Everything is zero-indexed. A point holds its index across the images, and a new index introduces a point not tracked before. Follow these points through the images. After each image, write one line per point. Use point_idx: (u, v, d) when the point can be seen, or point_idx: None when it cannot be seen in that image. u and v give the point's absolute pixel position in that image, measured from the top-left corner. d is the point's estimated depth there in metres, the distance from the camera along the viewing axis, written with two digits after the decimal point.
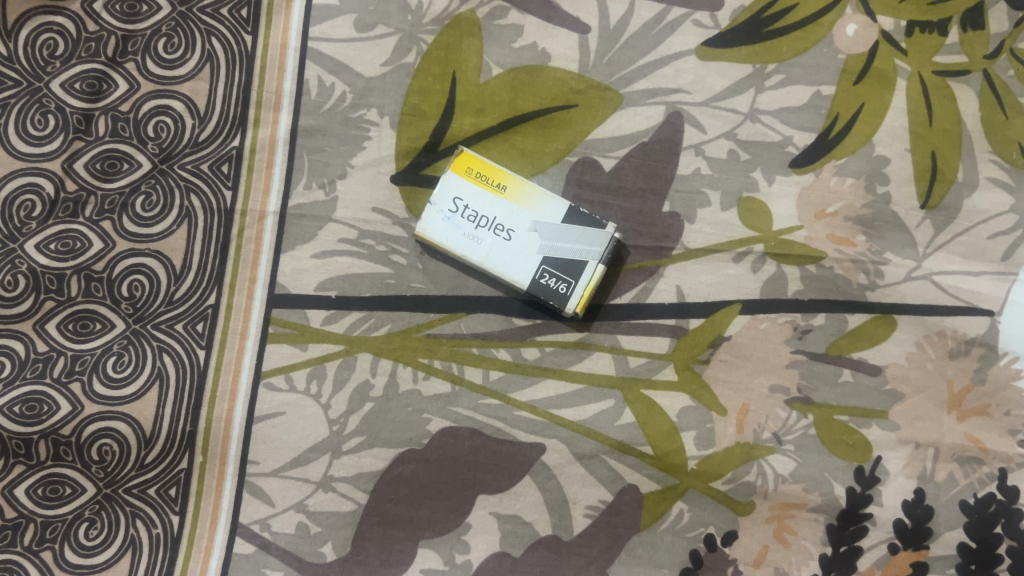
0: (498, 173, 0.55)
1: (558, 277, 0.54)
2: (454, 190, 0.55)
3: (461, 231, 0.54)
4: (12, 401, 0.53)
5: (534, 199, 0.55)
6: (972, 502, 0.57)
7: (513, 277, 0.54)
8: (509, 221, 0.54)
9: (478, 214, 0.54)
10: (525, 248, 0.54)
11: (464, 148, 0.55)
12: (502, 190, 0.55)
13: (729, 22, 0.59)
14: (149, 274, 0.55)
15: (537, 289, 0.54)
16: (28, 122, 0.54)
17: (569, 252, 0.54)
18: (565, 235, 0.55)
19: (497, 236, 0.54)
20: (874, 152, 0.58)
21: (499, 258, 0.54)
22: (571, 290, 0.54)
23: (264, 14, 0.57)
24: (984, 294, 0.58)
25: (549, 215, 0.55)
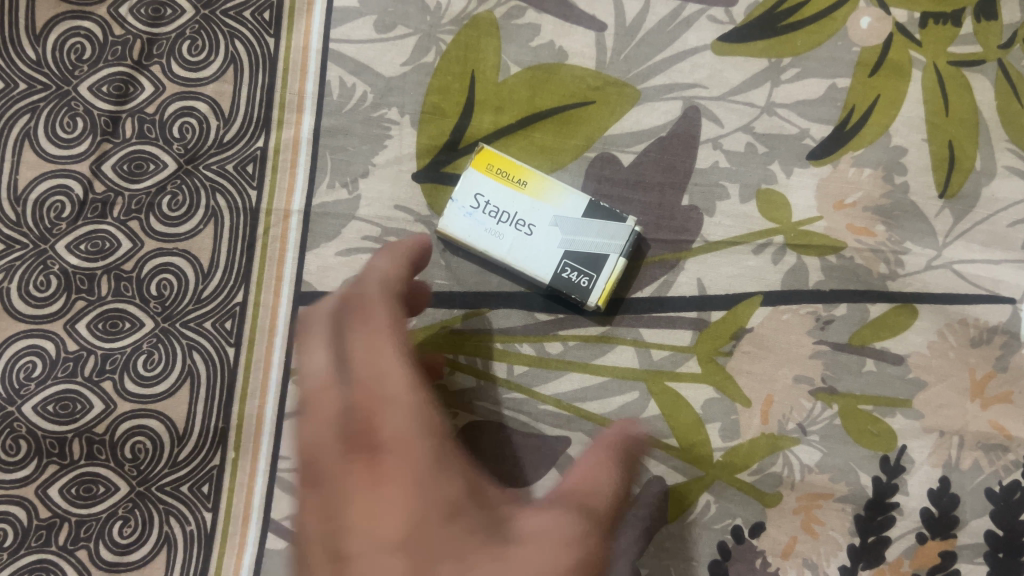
0: (518, 168, 0.55)
1: (580, 271, 0.55)
2: (475, 185, 0.55)
3: (483, 227, 0.55)
4: (46, 400, 0.54)
5: (554, 194, 0.55)
6: (997, 490, 0.57)
7: (534, 271, 0.55)
8: (531, 216, 0.55)
9: (499, 210, 0.55)
10: (546, 242, 0.55)
11: (484, 145, 0.56)
12: (523, 186, 0.55)
13: (743, 17, 0.59)
14: (177, 272, 0.56)
15: (558, 283, 0.55)
16: (57, 125, 0.56)
17: (588, 245, 0.55)
18: (586, 229, 0.55)
19: (518, 230, 0.55)
20: (891, 143, 0.59)
21: (520, 253, 0.55)
22: (593, 283, 0.55)
23: (286, 18, 0.58)
24: (1004, 282, 0.58)
25: (569, 209, 0.55)
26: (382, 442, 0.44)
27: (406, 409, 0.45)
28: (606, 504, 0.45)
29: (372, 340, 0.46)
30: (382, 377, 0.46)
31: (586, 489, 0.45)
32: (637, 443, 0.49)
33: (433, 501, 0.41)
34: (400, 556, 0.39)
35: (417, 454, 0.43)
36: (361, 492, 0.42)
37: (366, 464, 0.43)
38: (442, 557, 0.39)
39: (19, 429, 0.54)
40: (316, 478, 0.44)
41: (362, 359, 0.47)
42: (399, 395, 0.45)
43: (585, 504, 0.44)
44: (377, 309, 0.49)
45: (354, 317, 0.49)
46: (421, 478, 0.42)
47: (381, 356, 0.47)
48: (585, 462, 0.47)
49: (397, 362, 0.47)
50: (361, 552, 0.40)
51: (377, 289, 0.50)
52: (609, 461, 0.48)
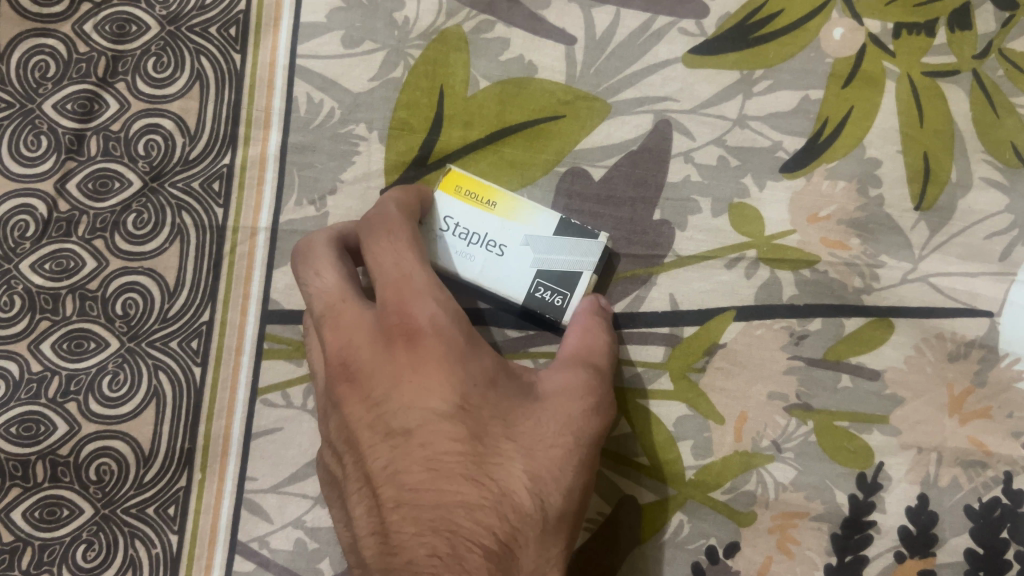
0: (487, 190, 0.54)
1: (553, 290, 0.54)
2: (443, 208, 0.54)
3: (454, 249, 0.54)
4: (9, 422, 0.54)
5: (523, 213, 0.54)
6: (977, 507, 0.55)
7: (509, 291, 0.54)
8: (501, 236, 0.54)
9: (469, 231, 0.54)
10: (518, 262, 0.54)
11: (452, 168, 0.55)
12: (492, 206, 0.54)
13: (714, 29, 0.59)
14: (143, 291, 0.55)
15: (533, 303, 0.54)
16: (21, 144, 0.56)
17: (561, 264, 0.54)
18: (557, 247, 0.54)
19: (490, 251, 0.54)
20: (866, 155, 0.58)
21: (492, 274, 0.54)
22: (567, 302, 0.54)
23: (253, 34, 0.58)
24: (981, 295, 0.57)
25: (540, 227, 0.54)
26: (422, 327, 0.43)
27: (436, 288, 0.45)
28: (603, 358, 0.50)
29: (393, 236, 0.46)
30: (406, 264, 0.45)
31: (591, 348, 0.50)
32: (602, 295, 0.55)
33: (475, 372, 0.43)
34: (458, 421, 0.41)
35: (455, 337, 0.43)
36: (406, 373, 0.42)
37: (406, 345, 0.42)
38: (495, 416, 0.42)
39: None
40: (351, 373, 0.43)
41: (385, 249, 0.46)
42: (427, 280, 0.45)
43: (592, 359, 0.49)
44: (387, 211, 0.48)
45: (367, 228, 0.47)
46: (463, 355, 0.43)
47: (405, 246, 0.46)
48: (574, 321, 0.52)
49: (418, 256, 0.46)
50: (421, 422, 0.41)
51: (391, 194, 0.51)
52: (594, 318, 0.52)
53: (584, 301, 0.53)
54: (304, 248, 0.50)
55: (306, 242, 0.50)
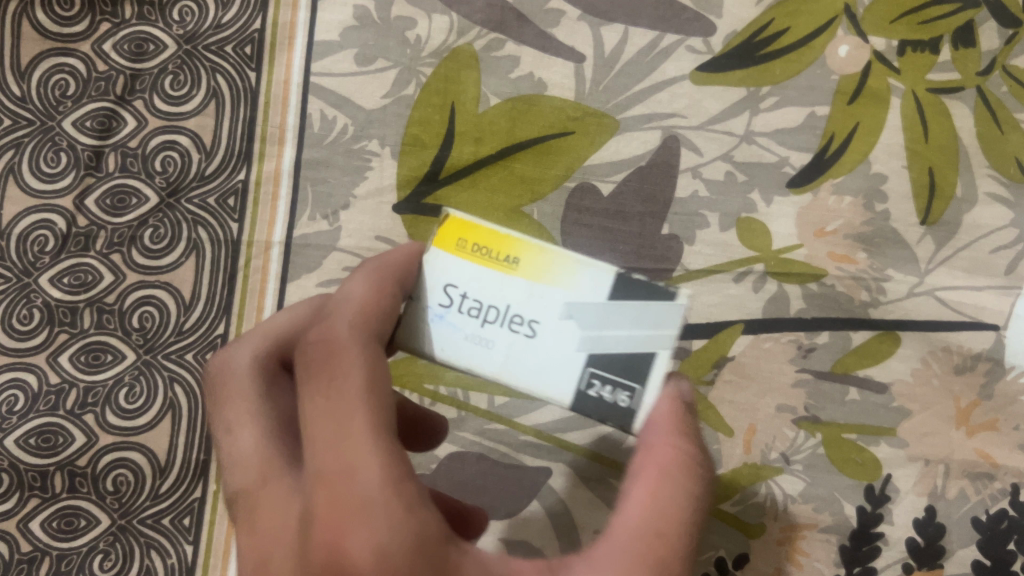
0: (504, 241, 0.37)
1: (614, 384, 0.36)
2: (440, 273, 0.37)
3: (458, 336, 0.37)
4: (28, 434, 0.55)
5: (558, 270, 0.37)
6: (984, 519, 0.56)
7: (552, 394, 0.37)
8: (529, 309, 0.36)
9: (482, 305, 0.37)
10: (561, 348, 0.36)
11: (456, 213, 0.38)
12: (513, 265, 0.37)
13: (722, 47, 0.59)
14: (159, 305, 0.56)
15: (588, 409, 0.37)
16: (42, 161, 0.57)
17: (626, 346, 0.36)
18: (613, 319, 0.36)
19: (515, 335, 0.36)
20: (871, 170, 0.58)
21: (522, 368, 0.36)
22: (642, 403, 0.37)
23: (268, 52, 0.59)
24: (987, 308, 0.57)
25: (589, 290, 0.36)
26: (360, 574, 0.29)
27: (394, 484, 0.31)
28: (682, 525, 0.33)
29: (336, 396, 0.32)
30: (346, 449, 0.31)
31: (660, 511, 0.33)
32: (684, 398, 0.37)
33: None
34: None
35: None
36: None
37: None
38: None
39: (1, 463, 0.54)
40: None
41: (322, 420, 0.32)
42: (377, 476, 0.30)
43: (659, 539, 0.32)
44: (336, 344, 0.34)
45: (313, 375, 0.33)
46: None
47: (354, 408, 0.32)
48: (641, 463, 0.35)
49: (375, 433, 0.31)
50: None
51: (348, 308, 0.35)
52: (668, 452, 0.35)
53: (656, 418, 0.36)
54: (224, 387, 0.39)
55: (227, 373, 0.40)
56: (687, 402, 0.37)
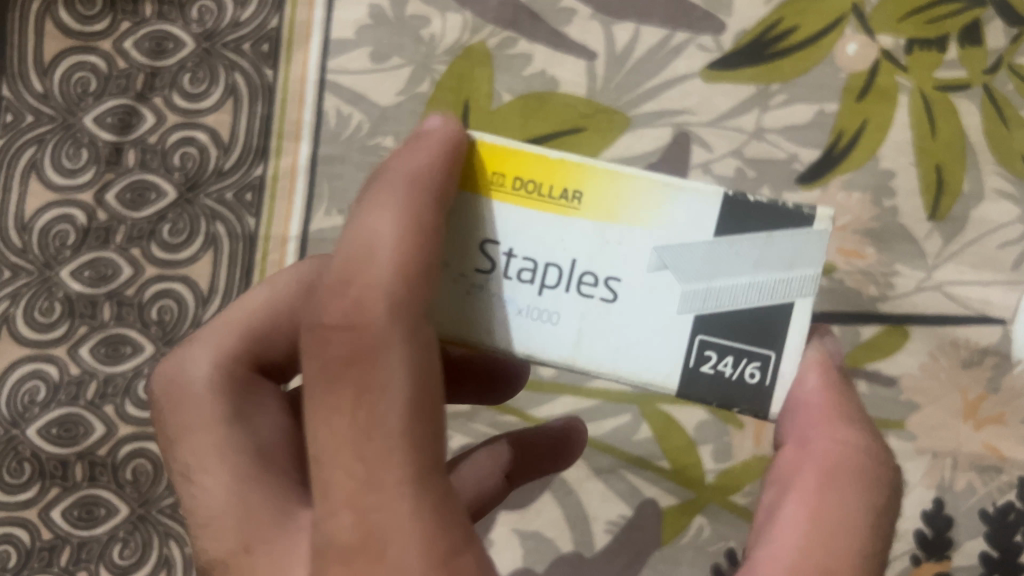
0: (560, 173, 0.31)
1: (730, 355, 0.31)
2: (479, 228, 0.31)
3: (510, 310, 0.31)
4: (50, 424, 0.55)
5: (645, 205, 0.30)
6: (991, 511, 0.56)
7: (649, 374, 0.31)
8: (603, 262, 0.30)
9: (539, 265, 0.31)
10: (650, 312, 0.31)
11: (488, 137, 0.31)
12: (577, 203, 0.30)
13: (731, 45, 0.60)
14: (177, 298, 0.57)
15: (698, 390, 0.31)
16: (63, 156, 0.58)
17: (743, 299, 0.30)
18: (717, 266, 0.30)
19: (589, 300, 0.31)
20: (880, 166, 0.59)
21: (600, 345, 0.31)
22: (777, 374, 0.31)
23: (284, 50, 0.59)
24: (995, 303, 0.57)
25: (688, 230, 0.30)
26: None
27: (439, 553, 0.25)
28: (865, 535, 0.27)
29: (365, 428, 0.25)
30: (383, 507, 0.25)
31: (822, 510, 0.28)
32: (837, 375, 0.32)
33: None
34: None
35: None
36: None
37: None
38: None
39: (23, 453, 0.55)
40: None
41: (348, 460, 0.25)
42: (420, 545, 0.25)
43: (829, 543, 0.27)
44: (363, 347, 0.25)
45: (336, 381, 0.26)
46: None
47: (392, 446, 0.25)
48: (794, 460, 0.30)
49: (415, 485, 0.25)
50: None
51: (378, 277, 0.26)
52: (825, 441, 0.30)
53: (808, 405, 0.31)
54: (181, 407, 0.35)
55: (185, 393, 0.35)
56: (842, 376, 0.32)
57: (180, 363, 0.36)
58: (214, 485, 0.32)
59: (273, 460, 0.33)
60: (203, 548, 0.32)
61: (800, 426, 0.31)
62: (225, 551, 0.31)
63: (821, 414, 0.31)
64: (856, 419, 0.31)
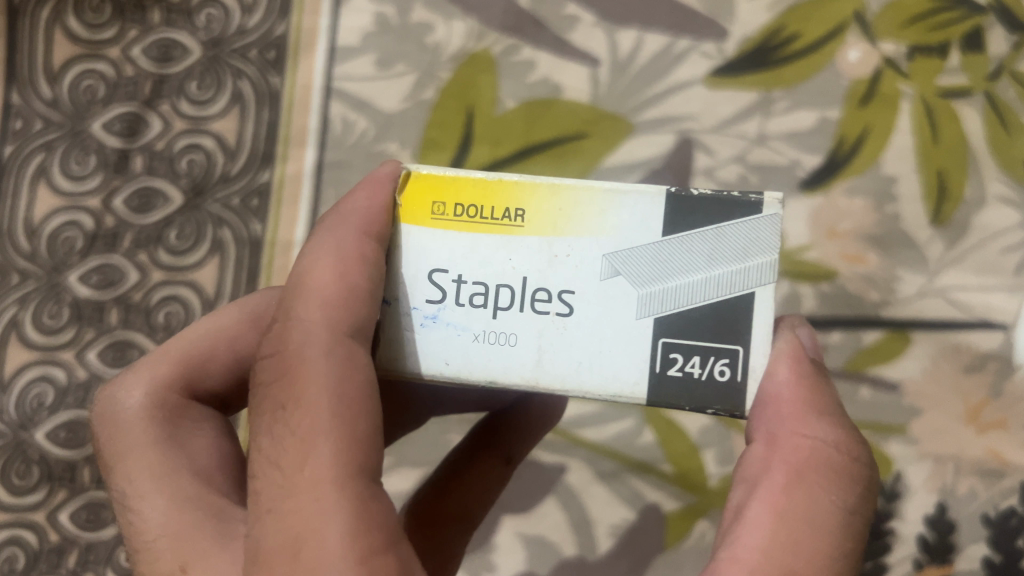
0: (500, 193, 0.32)
1: (698, 357, 0.31)
2: (421, 260, 0.31)
3: (465, 338, 0.31)
4: (58, 428, 0.56)
5: (587, 214, 0.31)
6: (994, 516, 0.55)
7: (618, 386, 0.30)
8: (555, 272, 0.31)
9: (487, 285, 0.31)
10: (607, 323, 0.31)
11: (420, 173, 0.32)
12: (521, 219, 0.31)
13: (734, 52, 0.61)
14: (184, 303, 0.57)
15: (672, 399, 0.30)
16: (71, 162, 0.59)
17: (703, 297, 0.30)
18: (673, 266, 0.30)
19: (544, 317, 0.31)
20: (882, 172, 0.59)
21: (562, 362, 0.31)
22: (748, 368, 0.30)
23: (291, 57, 0.60)
24: (997, 308, 0.57)
25: (635, 236, 0.31)
26: None
27: (363, 544, 0.25)
28: (832, 536, 0.27)
29: (292, 434, 0.27)
30: (301, 508, 0.26)
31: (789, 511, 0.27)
32: (809, 366, 0.31)
33: None
34: None
35: None
36: None
37: None
38: None
39: (31, 456, 0.56)
40: None
41: (273, 470, 0.27)
42: (340, 538, 0.25)
43: (792, 545, 0.27)
44: (290, 358, 0.28)
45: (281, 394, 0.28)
46: None
47: (310, 450, 0.27)
48: (762, 454, 0.29)
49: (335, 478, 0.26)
50: None
51: (321, 292, 0.30)
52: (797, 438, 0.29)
53: (779, 399, 0.30)
54: (120, 434, 0.36)
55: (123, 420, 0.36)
56: (815, 367, 0.31)
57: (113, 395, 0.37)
58: (153, 507, 0.33)
59: (211, 481, 0.35)
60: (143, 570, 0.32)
61: (768, 420, 0.30)
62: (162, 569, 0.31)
63: (791, 410, 0.29)
64: (828, 411, 0.30)
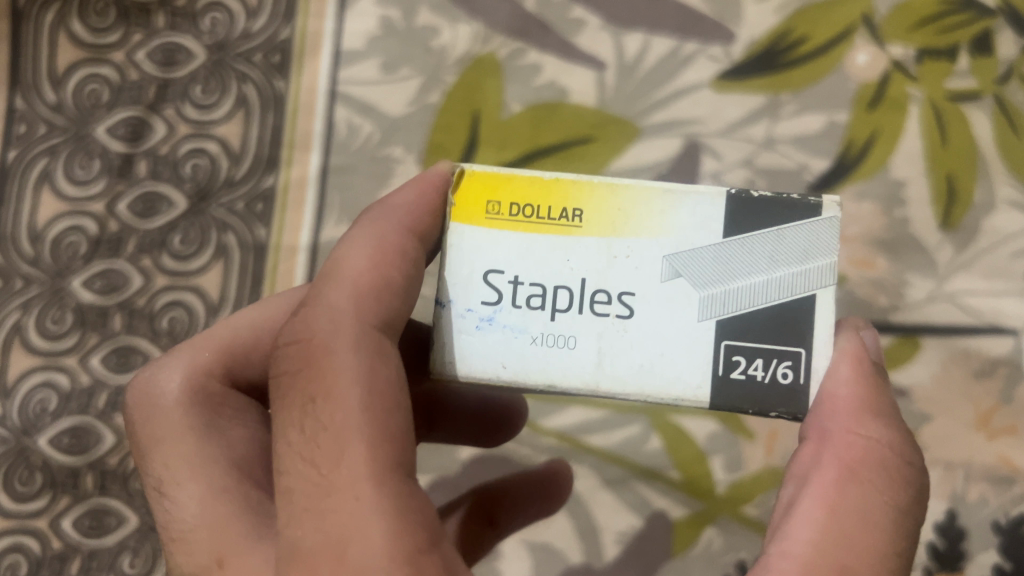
0: (560, 194, 0.32)
1: (758, 360, 0.31)
2: (476, 259, 0.32)
3: (522, 340, 0.31)
4: (61, 434, 0.55)
5: (647, 215, 0.32)
6: (1005, 523, 0.54)
7: (677, 388, 0.31)
8: (614, 275, 0.31)
9: (546, 287, 0.32)
10: (666, 324, 0.31)
11: (474, 168, 0.33)
12: (581, 221, 0.32)
13: (741, 55, 0.60)
14: (188, 308, 0.57)
15: (733, 402, 0.31)
16: (75, 167, 0.59)
17: (765, 299, 0.31)
18: (730, 269, 0.31)
19: (604, 318, 0.31)
20: (891, 176, 0.59)
21: (622, 364, 0.31)
22: (810, 371, 0.31)
23: (296, 61, 0.60)
24: (1007, 313, 0.56)
25: (699, 237, 0.32)
26: None
27: (405, 543, 0.26)
28: (883, 532, 0.27)
29: (326, 431, 0.28)
30: (340, 507, 0.27)
31: (842, 508, 0.28)
32: (869, 368, 0.31)
33: None
34: None
35: None
36: None
37: None
38: None
39: (34, 462, 0.55)
40: None
41: (306, 467, 0.28)
42: (382, 538, 0.26)
43: (846, 539, 0.27)
44: (323, 351, 0.29)
45: (308, 383, 0.29)
46: None
47: (344, 448, 0.27)
48: (815, 455, 0.30)
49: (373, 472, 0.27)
50: None
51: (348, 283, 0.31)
52: (852, 438, 0.29)
53: (834, 398, 0.30)
54: (157, 423, 0.36)
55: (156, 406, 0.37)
56: (876, 369, 0.31)
57: (149, 382, 0.38)
58: (188, 497, 0.34)
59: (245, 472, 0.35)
60: (180, 564, 0.33)
61: (821, 419, 0.30)
62: (198, 563, 0.32)
63: (846, 408, 0.30)
64: (885, 414, 0.30)
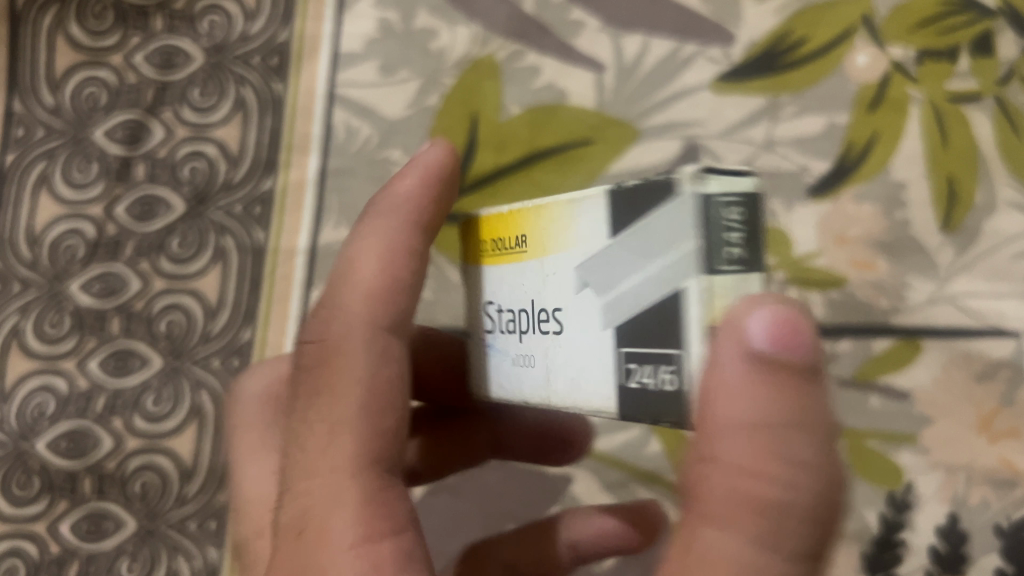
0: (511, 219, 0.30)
1: (648, 365, 0.25)
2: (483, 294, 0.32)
3: (508, 364, 0.31)
4: (58, 438, 0.55)
5: (559, 230, 0.28)
6: (1007, 527, 0.54)
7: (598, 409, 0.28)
8: (548, 295, 0.29)
9: (513, 312, 0.30)
10: (583, 338, 0.27)
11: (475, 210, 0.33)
12: (524, 246, 0.30)
13: (740, 57, 0.60)
14: (186, 311, 0.57)
15: (635, 416, 0.26)
16: (73, 170, 0.59)
17: (646, 299, 0.25)
18: (618, 269, 0.26)
19: (545, 337, 0.29)
20: (891, 178, 0.58)
21: (564, 381, 0.28)
22: (692, 377, 0.25)
23: (294, 64, 0.60)
24: (1010, 316, 0.56)
25: (587, 236, 0.27)
26: None
27: (362, 536, 0.27)
28: None
29: (324, 420, 0.29)
30: (309, 492, 0.28)
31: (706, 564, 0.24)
32: (776, 361, 0.23)
33: None
34: None
35: None
36: None
37: None
38: None
39: (32, 466, 0.55)
40: None
41: (295, 453, 0.29)
42: (341, 527, 0.27)
43: None
44: (329, 347, 0.31)
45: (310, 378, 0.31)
46: None
47: (333, 440, 0.29)
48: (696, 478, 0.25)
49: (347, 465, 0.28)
50: None
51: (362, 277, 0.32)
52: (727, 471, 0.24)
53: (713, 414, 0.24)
54: (242, 415, 0.40)
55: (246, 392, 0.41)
56: (778, 363, 0.23)
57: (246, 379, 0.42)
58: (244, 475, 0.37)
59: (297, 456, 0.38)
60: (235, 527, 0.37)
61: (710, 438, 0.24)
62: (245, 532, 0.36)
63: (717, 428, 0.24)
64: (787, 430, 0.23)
